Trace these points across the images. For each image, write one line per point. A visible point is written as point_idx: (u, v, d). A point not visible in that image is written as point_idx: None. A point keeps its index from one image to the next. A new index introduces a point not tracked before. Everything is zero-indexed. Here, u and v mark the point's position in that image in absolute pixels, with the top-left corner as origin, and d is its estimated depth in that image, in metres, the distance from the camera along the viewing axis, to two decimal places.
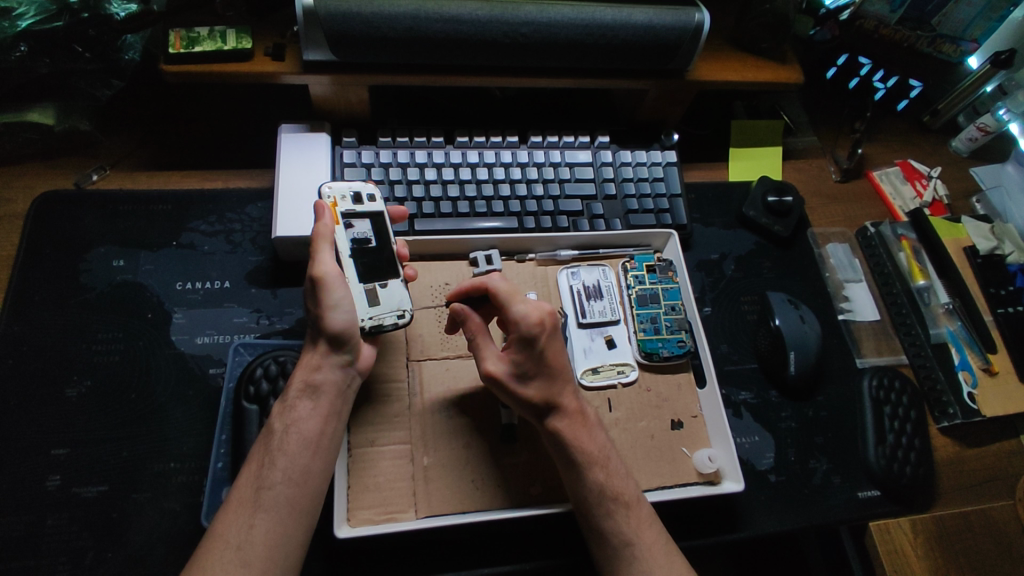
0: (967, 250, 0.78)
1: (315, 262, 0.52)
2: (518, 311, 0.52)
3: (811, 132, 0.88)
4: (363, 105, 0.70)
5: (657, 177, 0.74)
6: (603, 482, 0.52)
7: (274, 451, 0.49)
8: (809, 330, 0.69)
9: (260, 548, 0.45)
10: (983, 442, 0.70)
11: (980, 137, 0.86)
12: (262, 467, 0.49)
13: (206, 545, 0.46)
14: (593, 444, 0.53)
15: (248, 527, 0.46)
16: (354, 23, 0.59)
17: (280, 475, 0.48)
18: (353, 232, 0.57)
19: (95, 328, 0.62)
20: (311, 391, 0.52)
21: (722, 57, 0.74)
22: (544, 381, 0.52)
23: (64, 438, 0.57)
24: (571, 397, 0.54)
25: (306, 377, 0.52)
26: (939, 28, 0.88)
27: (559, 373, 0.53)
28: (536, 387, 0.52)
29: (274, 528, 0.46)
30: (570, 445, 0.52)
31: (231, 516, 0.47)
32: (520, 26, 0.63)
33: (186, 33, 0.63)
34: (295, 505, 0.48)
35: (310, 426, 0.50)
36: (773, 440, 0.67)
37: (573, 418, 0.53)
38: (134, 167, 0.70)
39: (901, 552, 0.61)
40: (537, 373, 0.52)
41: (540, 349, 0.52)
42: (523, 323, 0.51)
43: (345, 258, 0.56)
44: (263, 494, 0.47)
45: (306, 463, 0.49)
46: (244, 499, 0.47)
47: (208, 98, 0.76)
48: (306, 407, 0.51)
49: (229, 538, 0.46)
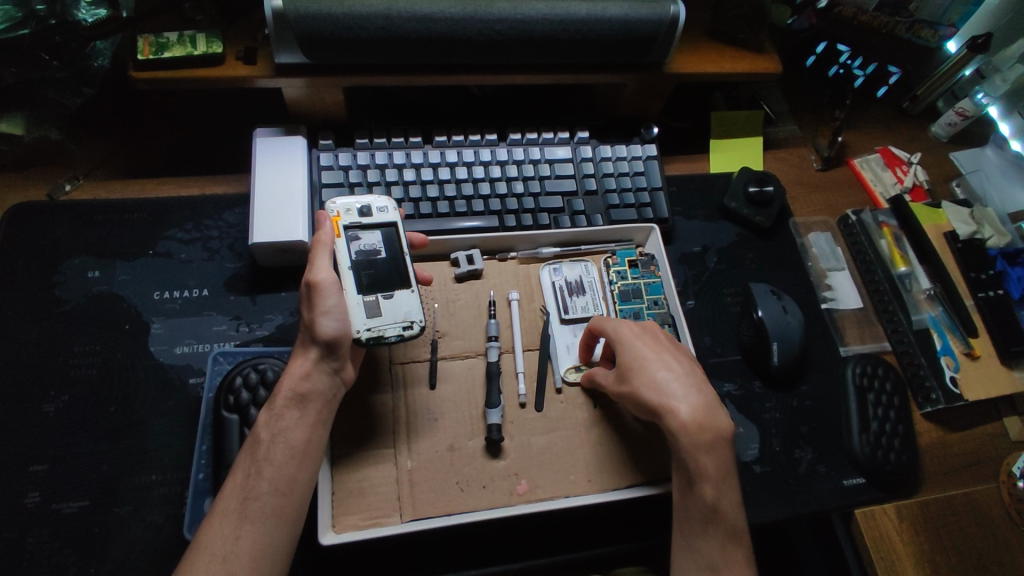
0: (948, 235, 0.78)
1: (312, 269, 0.53)
2: (608, 327, 0.57)
3: (792, 121, 0.88)
4: (339, 106, 0.69)
5: (638, 171, 0.74)
6: (720, 495, 0.50)
7: (260, 461, 0.49)
8: (793, 321, 0.69)
9: (245, 560, 0.45)
10: (966, 426, 0.71)
11: (959, 122, 0.86)
12: (248, 477, 0.48)
13: (191, 555, 0.45)
14: (715, 473, 0.50)
15: (234, 539, 0.46)
16: (325, 25, 0.59)
17: (266, 485, 0.48)
18: (359, 244, 0.56)
19: (72, 341, 0.61)
20: (299, 401, 0.51)
21: (699, 50, 0.74)
22: (648, 373, 0.53)
23: (43, 453, 0.57)
24: (694, 398, 0.51)
25: (294, 385, 0.52)
26: (917, 13, 0.88)
27: (665, 366, 0.53)
28: (640, 380, 0.53)
29: (261, 539, 0.46)
30: (698, 439, 0.50)
31: (215, 527, 0.46)
32: (494, 23, 0.62)
33: (154, 38, 0.62)
34: (281, 515, 0.47)
35: (297, 435, 0.50)
36: (758, 430, 0.67)
37: (693, 410, 0.50)
38: (107, 175, 0.69)
39: (886, 538, 0.61)
40: (644, 367, 0.53)
41: (632, 346, 0.55)
42: (614, 327, 0.56)
43: (346, 267, 0.55)
44: (249, 506, 0.47)
45: (291, 473, 0.49)
46: (229, 510, 0.47)
47: (181, 103, 0.75)
48: (293, 416, 0.51)
49: (216, 550, 0.45)
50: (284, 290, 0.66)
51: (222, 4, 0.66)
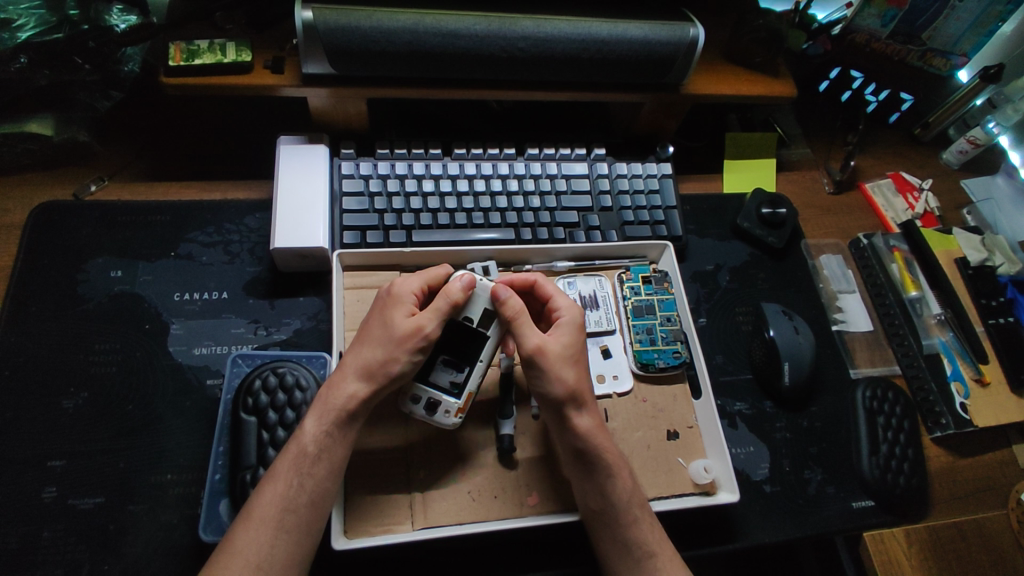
0: (959, 262, 0.79)
1: (426, 321, 0.52)
2: (562, 306, 0.57)
3: (804, 144, 0.89)
4: (362, 116, 0.71)
5: (653, 189, 0.75)
6: (618, 497, 0.52)
7: (304, 474, 0.49)
8: (804, 341, 0.70)
9: (279, 568, 0.46)
10: (976, 452, 0.71)
11: (970, 150, 0.87)
12: (290, 489, 0.48)
13: (223, 559, 0.46)
14: (596, 492, 0.52)
15: (269, 547, 0.46)
16: (352, 37, 0.60)
17: (306, 497, 0.48)
18: (454, 374, 0.56)
19: (94, 339, 0.62)
20: (349, 420, 0.51)
21: (716, 71, 0.75)
22: (573, 371, 0.53)
23: (60, 449, 0.57)
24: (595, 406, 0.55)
25: (345, 403, 0.50)
26: (929, 43, 0.90)
27: (580, 374, 0.54)
28: (567, 380, 0.52)
29: (292, 549, 0.47)
30: (591, 453, 0.52)
31: (251, 534, 0.47)
32: (518, 41, 0.64)
33: (186, 45, 0.63)
34: (314, 527, 0.48)
35: (339, 451, 0.50)
36: (768, 449, 0.68)
37: (592, 430, 0.53)
38: (133, 177, 0.71)
39: (895, 562, 0.61)
40: (575, 364, 0.54)
41: (577, 335, 0.55)
42: (571, 310, 0.57)
43: (482, 365, 0.56)
44: (288, 517, 0.47)
45: (328, 486, 0.49)
46: (267, 518, 0.47)
47: (206, 110, 0.76)
48: (338, 433, 0.50)
49: (250, 557, 0.46)
50: (302, 296, 0.67)
51: (251, 14, 0.67)
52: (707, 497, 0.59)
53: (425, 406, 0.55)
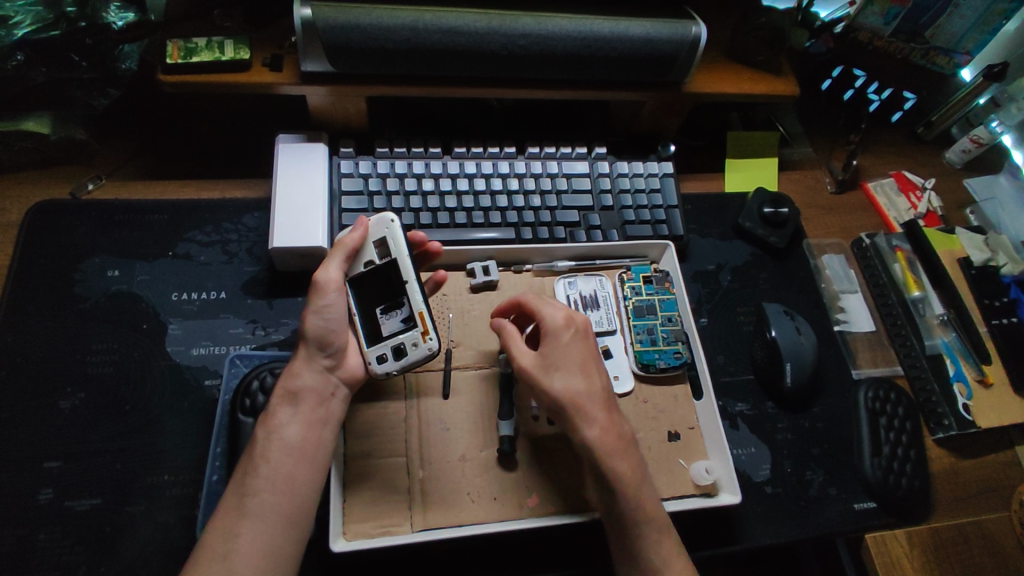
0: (961, 262, 0.78)
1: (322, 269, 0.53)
2: (546, 314, 0.56)
3: (806, 143, 0.88)
4: (362, 115, 0.70)
5: (653, 188, 0.74)
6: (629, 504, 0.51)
7: (256, 459, 0.49)
8: (806, 342, 0.69)
9: (249, 560, 0.45)
10: (978, 453, 0.71)
11: (973, 149, 0.86)
12: (246, 475, 0.48)
13: (196, 553, 0.45)
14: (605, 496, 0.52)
15: (235, 537, 0.45)
16: (352, 34, 0.59)
17: (262, 482, 0.48)
18: (399, 314, 0.55)
19: (91, 339, 0.61)
20: (292, 398, 0.51)
21: (717, 70, 0.74)
22: (560, 380, 0.53)
23: (57, 450, 0.57)
24: (603, 409, 0.53)
25: (287, 383, 0.52)
26: (933, 40, 0.89)
27: (571, 376, 0.53)
28: (552, 389, 0.52)
29: (264, 537, 0.46)
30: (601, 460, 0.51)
31: (219, 525, 0.46)
32: (519, 38, 0.63)
33: (183, 43, 0.63)
34: (284, 514, 0.47)
35: (292, 432, 0.50)
36: (770, 450, 0.67)
37: (601, 436, 0.51)
38: (131, 176, 0.70)
39: (897, 564, 0.61)
40: (562, 371, 0.53)
41: (562, 342, 0.54)
42: (552, 317, 0.55)
43: (412, 284, 0.54)
44: (247, 502, 0.47)
45: (290, 470, 0.48)
46: (230, 506, 0.47)
47: (205, 108, 0.76)
48: (285, 413, 0.51)
49: (218, 549, 0.45)
50: (301, 296, 0.66)
51: (250, 11, 0.67)
52: (708, 499, 0.58)
53: (393, 355, 0.54)
